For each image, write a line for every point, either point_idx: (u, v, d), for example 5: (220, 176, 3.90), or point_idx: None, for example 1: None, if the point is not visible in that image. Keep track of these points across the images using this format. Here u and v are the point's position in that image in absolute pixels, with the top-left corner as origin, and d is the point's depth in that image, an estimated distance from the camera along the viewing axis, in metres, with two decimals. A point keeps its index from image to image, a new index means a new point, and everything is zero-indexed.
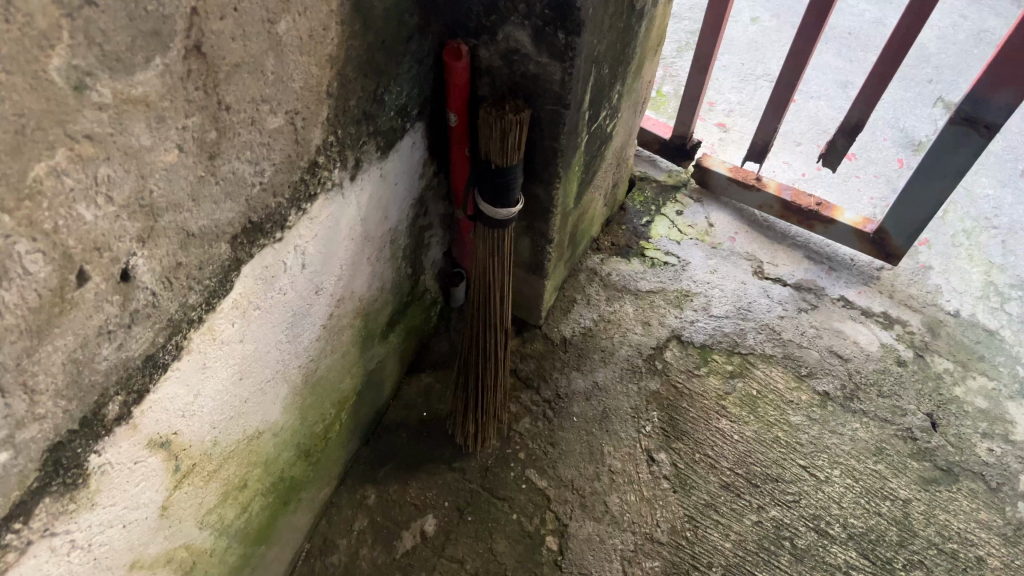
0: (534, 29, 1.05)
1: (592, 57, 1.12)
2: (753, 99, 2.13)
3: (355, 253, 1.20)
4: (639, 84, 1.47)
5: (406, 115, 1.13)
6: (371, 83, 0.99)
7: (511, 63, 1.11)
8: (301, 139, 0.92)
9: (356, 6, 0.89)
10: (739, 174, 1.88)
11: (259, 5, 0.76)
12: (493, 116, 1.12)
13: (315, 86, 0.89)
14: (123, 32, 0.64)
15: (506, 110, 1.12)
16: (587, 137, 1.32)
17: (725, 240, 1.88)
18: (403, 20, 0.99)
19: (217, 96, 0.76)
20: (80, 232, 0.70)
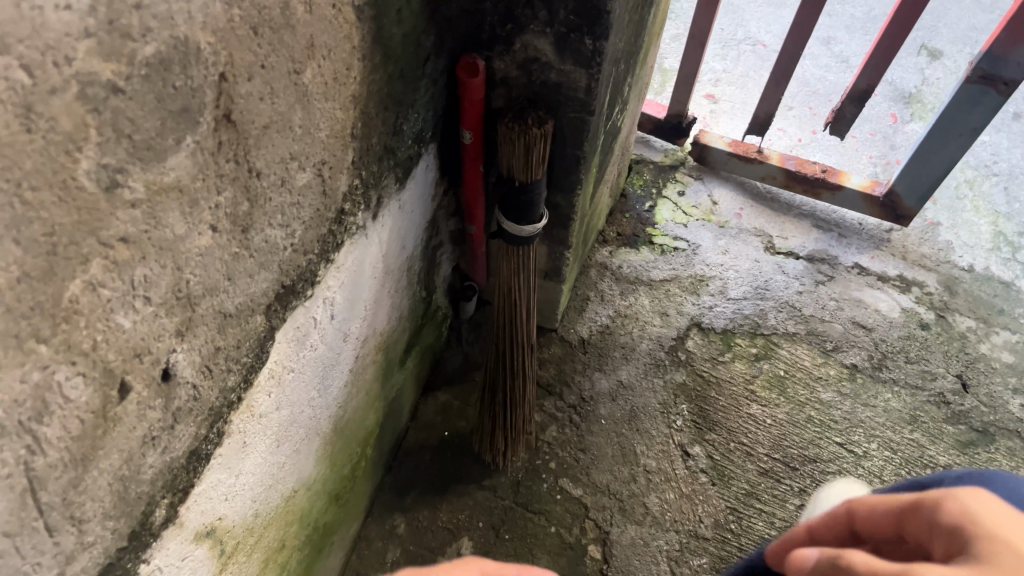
0: (556, 37, 0.96)
1: (614, 57, 1.05)
2: (738, 65, 2.08)
3: (378, 290, 1.12)
4: (644, 72, 1.39)
5: (422, 140, 1.04)
6: (391, 116, 0.91)
7: (530, 73, 1.02)
8: (329, 190, 0.83)
9: (377, 36, 0.80)
10: (739, 148, 1.81)
11: (286, 56, 0.66)
12: (516, 135, 1.03)
13: (340, 130, 0.80)
14: (153, 116, 0.55)
15: (531, 125, 1.04)
16: (603, 136, 1.25)
17: (731, 218, 1.82)
18: (419, 43, 0.90)
19: (248, 164, 0.68)
20: (119, 343, 0.61)
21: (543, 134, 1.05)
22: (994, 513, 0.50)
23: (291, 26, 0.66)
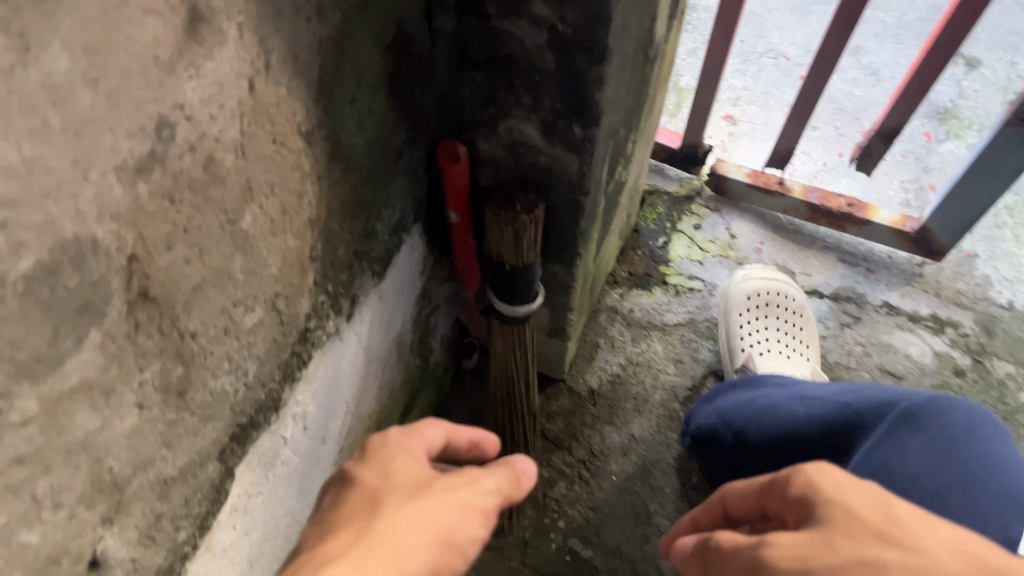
0: (543, 123, 0.87)
1: (609, 132, 0.95)
2: (759, 82, 1.97)
3: (360, 379, 1.03)
4: (652, 119, 1.29)
5: (402, 229, 0.95)
6: (360, 221, 0.82)
7: (518, 155, 0.93)
8: (287, 317, 0.75)
9: (335, 152, 0.72)
10: (759, 179, 1.70)
11: (215, 211, 0.58)
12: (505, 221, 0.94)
13: (296, 258, 0.72)
14: (41, 328, 0.46)
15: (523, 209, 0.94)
16: (605, 200, 1.15)
17: (751, 253, 1.71)
18: (390, 141, 0.81)
19: (178, 331, 0.59)
20: (26, 560, 0.51)
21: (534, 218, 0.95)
22: (858, 499, 0.61)
23: (219, 179, 0.57)
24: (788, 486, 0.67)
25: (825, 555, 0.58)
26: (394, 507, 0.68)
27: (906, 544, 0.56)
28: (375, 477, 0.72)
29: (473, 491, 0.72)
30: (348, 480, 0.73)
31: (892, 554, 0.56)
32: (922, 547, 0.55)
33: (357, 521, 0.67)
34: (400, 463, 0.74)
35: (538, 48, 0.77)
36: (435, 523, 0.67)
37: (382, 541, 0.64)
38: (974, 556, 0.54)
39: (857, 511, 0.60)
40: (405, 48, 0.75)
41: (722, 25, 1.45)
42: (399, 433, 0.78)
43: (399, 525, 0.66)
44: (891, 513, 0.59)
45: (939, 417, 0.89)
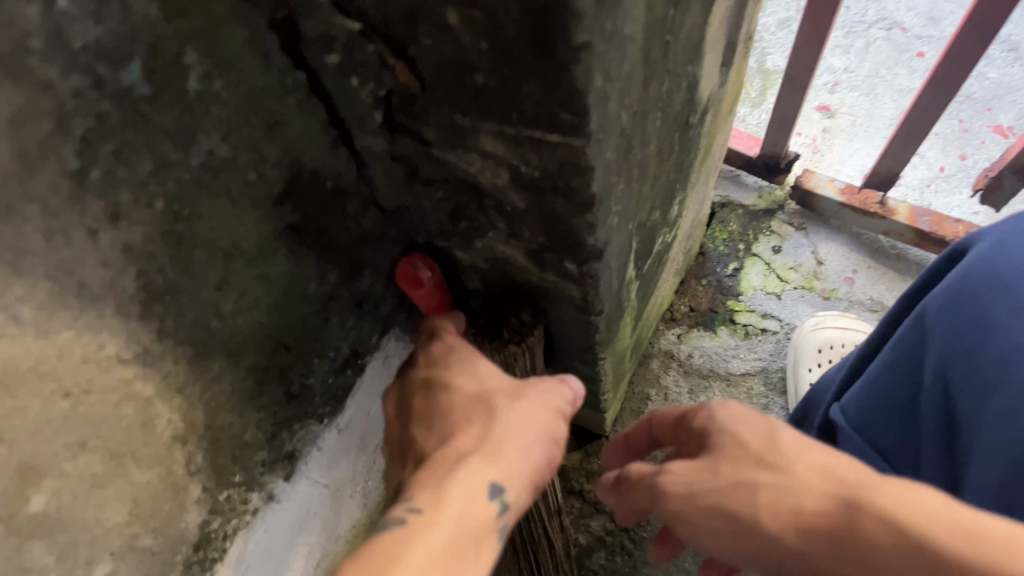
0: (528, 251, 0.65)
1: (626, 240, 0.71)
2: (865, 61, 1.65)
3: (325, 516, 0.83)
4: (711, 160, 1.04)
5: (358, 358, 0.75)
6: (276, 391, 0.62)
7: (505, 271, 0.71)
8: (163, 544, 0.56)
9: (204, 348, 0.52)
10: (855, 198, 1.41)
11: None
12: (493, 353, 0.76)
13: (160, 483, 0.53)
14: None
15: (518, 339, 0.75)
16: (638, 282, 0.92)
17: (841, 284, 1.42)
18: (313, 290, 0.60)
19: None
20: None
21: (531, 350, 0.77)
22: (745, 426, 0.54)
23: None
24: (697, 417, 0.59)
25: (706, 480, 0.52)
26: (496, 407, 0.66)
27: (779, 466, 0.49)
28: (469, 384, 0.70)
29: (550, 389, 0.69)
30: (437, 388, 0.71)
31: (766, 477, 0.49)
32: (796, 473, 0.48)
33: (466, 427, 0.65)
34: (486, 365, 0.72)
35: (498, 187, 0.54)
36: (538, 423, 0.65)
37: (502, 437, 0.63)
38: (844, 476, 0.46)
39: (743, 440, 0.52)
40: (314, 189, 0.54)
41: (806, 34, 1.16)
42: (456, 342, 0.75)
43: (511, 423, 0.64)
44: (777, 439, 0.51)
45: (1018, 277, 0.59)
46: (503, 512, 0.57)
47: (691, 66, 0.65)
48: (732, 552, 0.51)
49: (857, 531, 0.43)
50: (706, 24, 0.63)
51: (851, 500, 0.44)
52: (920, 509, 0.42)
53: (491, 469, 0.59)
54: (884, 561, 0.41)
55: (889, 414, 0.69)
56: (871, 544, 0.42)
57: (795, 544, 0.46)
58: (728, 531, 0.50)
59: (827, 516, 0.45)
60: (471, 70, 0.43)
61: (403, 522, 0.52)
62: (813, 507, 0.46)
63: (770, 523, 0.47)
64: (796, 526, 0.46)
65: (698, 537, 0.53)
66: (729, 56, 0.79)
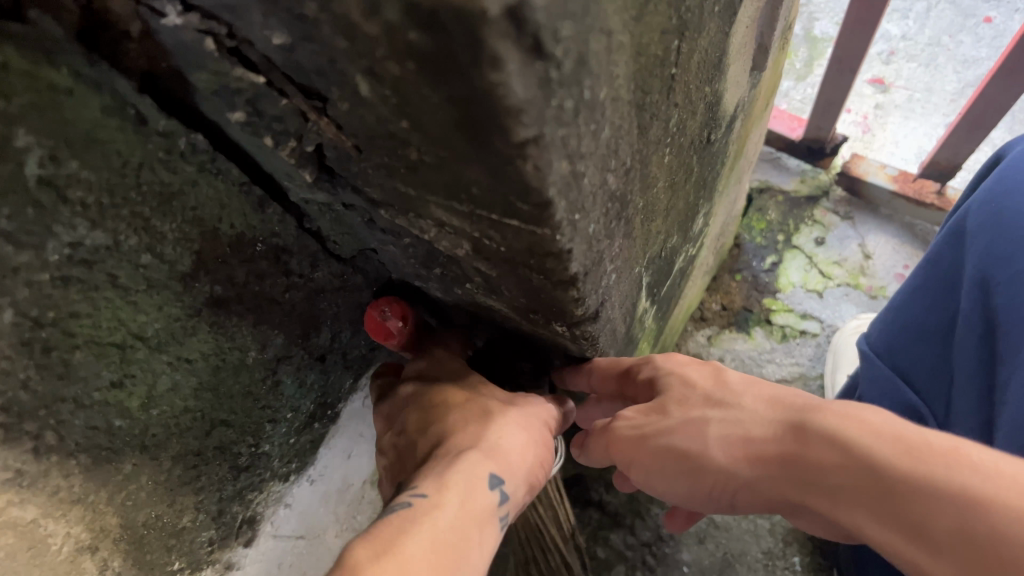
0: (511, 305, 0.55)
1: (634, 282, 0.61)
2: (925, 28, 1.49)
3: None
4: (742, 160, 0.92)
5: (328, 408, 0.67)
6: (220, 467, 0.54)
7: (493, 318, 0.61)
8: None
9: (107, 450, 0.43)
10: (909, 186, 1.28)
11: None
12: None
13: None
14: None
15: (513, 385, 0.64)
16: (655, 307, 0.81)
17: (891, 281, 1.29)
18: (254, 356, 0.52)
19: None
20: None
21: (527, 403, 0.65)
22: (696, 370, 0.54)
23: None
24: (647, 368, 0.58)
25: (656, 417, 0.52)
26: (491, 408, 0.58)
27: (729, 400, 0.49)
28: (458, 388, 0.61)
29: (535, 399, 0.62)
30: (427, 395, 0.61)
31: (718, 411, 0.49)
32: (746, 406, 0.48)
33: (456, 423, 0.57)
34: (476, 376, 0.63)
35: (462, 253, 0.45)
36: (533, 432, 0.58)
37: (501, 435, 0.55)
38: (794, 404, 0.46)
39: (694, 382, 0.53)
40: (238, 255, 0.45)
41: (859, 10, 1.03)
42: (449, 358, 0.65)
43: (508, 426, 0.56)
44: (728, 380, 0.51)
45: None
46: (502, 504, 0.50)
47: (710, 84, 0.54)
48: (683, 489, 0.50)
49: (807, 456, 0.42)
50: (729, 35, 0.52)
51: (800, 424, 0.43)
52: (863, 424, 0.40)
53: (490, 462, 0.52)
54: (832, 480, 0.40)
55: (921, 342, 0.68)
56: (819, 463, 0.41)
57: (749, 476, 0.45)
58: (680, 471, 0.50)
59: (776, 443, 0.44)
60: (400, 143, 0.33)
61: (407, 506, 0.46)
62: (765, 436, 0.45)
63: (722, 456, 0.47)
64: (748, 455, 0.46)
65: (652, 480, 0.53)
66: (761, 60, 0.67)
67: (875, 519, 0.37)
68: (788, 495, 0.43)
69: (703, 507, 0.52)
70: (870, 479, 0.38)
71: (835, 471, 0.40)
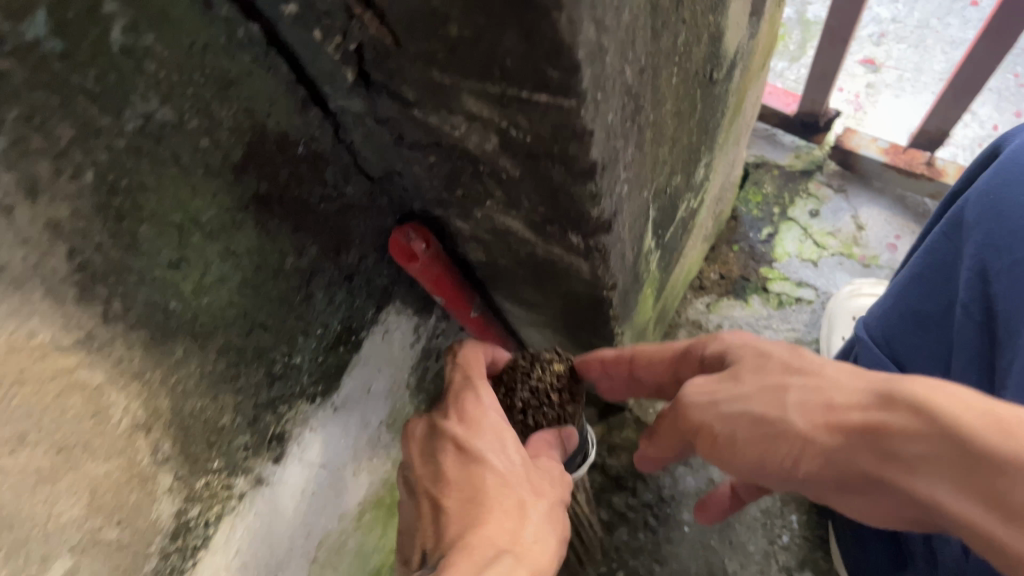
0: (529, 221, 0.59)
1: (643, 209, 0.65)
2: (914, 11, 1.54)
3: (342, 500, 0.78)
4: (740, 118, 0.96)
5: (353, 333, 0.70)
6: (257, 371, 0.58)
7: (508, 242, 0.65)
8: (134, 536, 0.53)
9: (165, 330, 0.47)
10: (899, 157, 1.33)
11: None
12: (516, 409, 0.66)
13: (125, 475, 0.49)
14: None
15: (549, 388, 0.66)
16: (660, 252, 0.85)
17: (883, 250, 1.34)
18: (290, 264, 0.56)
19: None
20: None
21: (562, 408, 0.67)
22: (774, 346, 0.57)
23: None
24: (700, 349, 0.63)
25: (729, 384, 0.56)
26: (527, 501, 0.58)
27: (812, 370, 0.53)
28: (500, 458, 0.60)
29: (564, 472, 0.63)
30: (470, 465, 0.60)
31: (801, 381, 0.52)
32: (829, 375, 0.51)
33: (494, 511, 0.57)
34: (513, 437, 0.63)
35: (489, 152, 0.48)
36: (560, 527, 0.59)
37: (535, 537, 0.56)
38: (876, 376, 0.49)
39: (771, 354, 0.56)
40: (283, 156, 0.49)
41: None
42: (483, 385, 0.66)
43: (542, 525, 0.57)
44: (804, 355, 0.55)
45: None
46: None
47: (713, 15, 0.59)
48: (754, 457, 0.54)
49: (892, 423, 0.44)
50: None
51: (886, 391, 0.46)
52: (952, 395, 0.43)
53: (524, 565, 0.52)
54: (916, 450, 0.43)
55: (917, 329, 0.72)
56: (901, 431, 0.44)
57: (826, 441, 0.49)
58: (755, 434, 0.53)
59: (861, 408, 0.47)
60: (442, 20, 0.37)
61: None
62: (850, 402, 0.48)
63: (801, 421, 0.50)
64: (829, 422, 0.49)
65: (722, 453, 0.57)
66: (759, 6, 0.72)
67: (963, 489, 0.41)
68: (865, 462, 0.46)
69: (769, 480, 0.56)
70: (958, 450, 0.41)
71: (918, 441, 0.43)
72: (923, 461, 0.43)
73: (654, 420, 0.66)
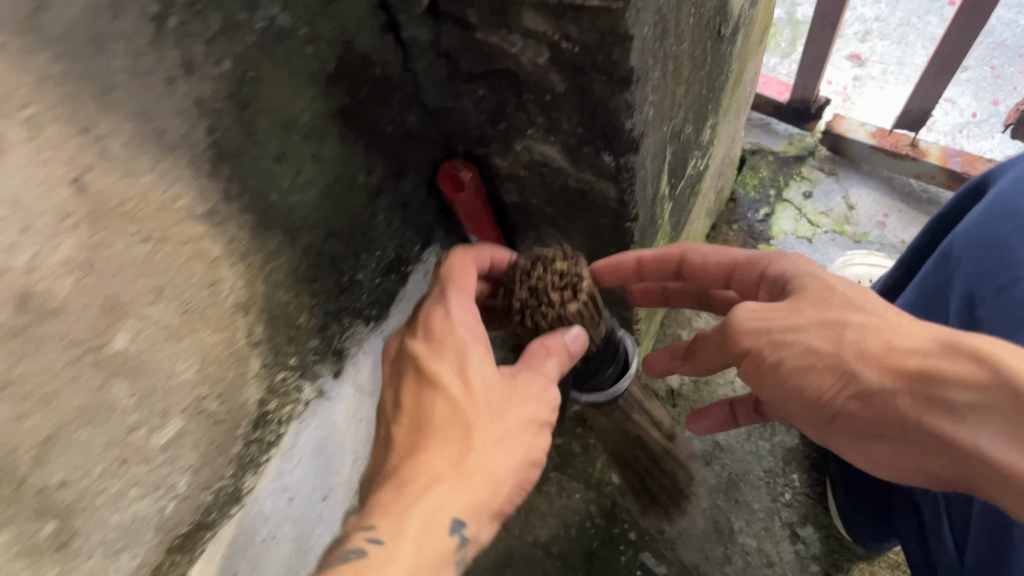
0: (566, 146, 0.67)
1: (663, 144, 0.74)
2: (896, 10, 1.65)
3: (374, 421, 0.88)
4: (741, 90, 1.06)
5: (403, 263, 0.79)
6: (329, 278, 0.66)
7: (543, 175, 0.73)
8: (226, 412, 0.61)
9: (266, 220, 0.55)
10: (886, 140, 1.42)
11: (57, 347, 0.44)
12: (514, 310, 0.67)
13: (225, 350, 0.57)
14: None
15: (548, 286, 0.65)
16: (672, 203, 0.94)
17: (872, 228, 1.42)
18: (360, 180, 0.64)
19: (34, 488, 0.47)
20: None
21: (562, 307, 0.65)
22: (836, 278, 0.64)
23: (50, 313, 0.42)
24: (765, 265, 0.70)
25: (786, 309, 0.63)
26: (473, 426, 0.63)
27: (867, 308, 0.61)
28: (456, 381, 0.64)
29: (540, 386, 0.65)
30: (425, 391, 0.65)
31: (863, 317, 0.60)
32: (889, 319, 0.60)
33: (438, 442, 0.62)
34: (477, 355, 0.65)
35: (539, 68, 0.57)
36: (516, 449, 0.63)
37: (476, 465, 0.61)
38: (936, 326, 0.58)
39: (834, 285, 0.63)
40: (364, 74, 0.58)
41: None
42: (457, 300, 0.68)
43: (488, 449, 0.62)
44: (862, 290, 0.63)
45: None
46: (461, 545, 0.59)
47: None
48: (798, 381, 0.62)
49: (951, 374, 0.54)
50: None
51: (949, 345, 0.55)
52: (1014, 358, 0.52)
53: (455, 497, 0.60)
54: (967, 401, 0.53)
55: None
56: (958, 383, 0.53)
57: (878, 379, 0.57)
58: (804, 361, 0.61)
59: (922, 352, 0.56)
60: None
61: (363, 555, 0.55)
62: (914, 344, 0.56)
63: (858, 354, 0.58)
64: (884, 363, 0.57)
65: (765, 379, 0.65)
66: None
67: (1002, 439, 0.51)
68: (909, 404, 0.56)
69: (798, 405, 0.65)
70: (1010, 407, 0.51)
71: (980, 392, 0.52)
72: (979, 409, 0.52)
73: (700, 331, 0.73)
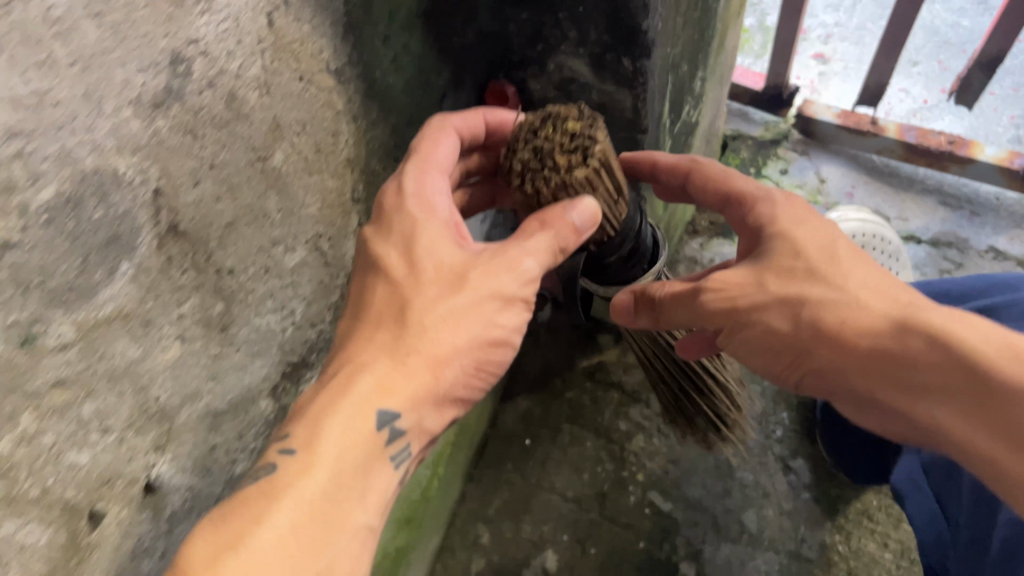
0: (592, 57, 0.84)
1: (666, 67, 0.91)
2: (853, 17, 1.87)
3: None
4: (723, 57, 1.25)
5: None
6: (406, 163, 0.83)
7: (570, 93, 0.91)
8: (332, 259, 0.77)
9: (371, 92, 0.72)
10: (850, 120, 1.62)
11: (242, 147, 0.59)
12: (515, 173, 0.70)
13: (337, 198, 0.74)
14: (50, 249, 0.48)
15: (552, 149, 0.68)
16: (671, 140, 1.12)
17: (842, 198, 1.61)
18: (430, 81, 0.82)
19: (213, 266, 0.62)
20: None
21: (567, 173, 0.67)
22: (808, 239, 0.72)
23: (243, 116, 0.58)
24: (750, 208, 0.79)
25: (754, 288, 0.72)
26: (420, 315, 0.68)
27: (831, 280, 0.70)
28: (399, 264, 0.71)
29: (506, 259, 0.70)
30: (374, 274, 0.72)
31: (819, 291, 0.70)
32: (850, 292, 0.69)
33: (379, 324, 0.69)
34: (427, 236, 0.71)
35: None
36: (470, 327, 0.69)
37: (417, 339, 0.68)
38: (897, 302, 0.68)
39: (800, 253, 0.71)
40: None
41: None
42: (413, 171, 0.74)
43: (437, 328, 0.68)
44: (829, 253, 0.71)
45: None
46: (389, 436, 0.66)
47: None
48: (766, 341, 0.74)
49: (913, 359, 0.65)
50: None
51: (909, 327, 0.65)
52: (967, 343, 0.63)
53: (392, 385, 0.66)
54: (924, 381, 0.64)
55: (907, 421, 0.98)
56: (918, 365, 0.64)
57: (846, 357, 0.69)
58: (775, 332, 0.72)
59: (884, 335, 0.66)
60: None
61: (271, 471, 0.62)
62: (870, 323, 0.67)
63: (826, 330, 0.69)
64: (848, 342, 0.68)
65: (738, 339, 0.77)
66: None
67: (956, 414, 0.63)
68: (876, 378, 0.67)
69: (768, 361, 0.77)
70: (959, 387, 0.62)
71: (938, 371, 0.64)
72: (936, 388, 0.64)
73: (670, 286, 0.78)
